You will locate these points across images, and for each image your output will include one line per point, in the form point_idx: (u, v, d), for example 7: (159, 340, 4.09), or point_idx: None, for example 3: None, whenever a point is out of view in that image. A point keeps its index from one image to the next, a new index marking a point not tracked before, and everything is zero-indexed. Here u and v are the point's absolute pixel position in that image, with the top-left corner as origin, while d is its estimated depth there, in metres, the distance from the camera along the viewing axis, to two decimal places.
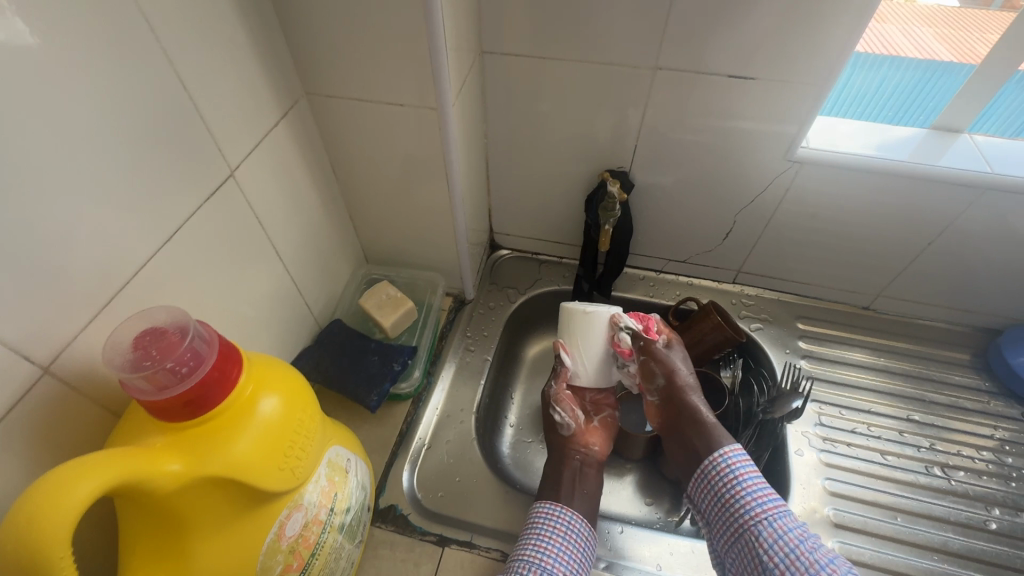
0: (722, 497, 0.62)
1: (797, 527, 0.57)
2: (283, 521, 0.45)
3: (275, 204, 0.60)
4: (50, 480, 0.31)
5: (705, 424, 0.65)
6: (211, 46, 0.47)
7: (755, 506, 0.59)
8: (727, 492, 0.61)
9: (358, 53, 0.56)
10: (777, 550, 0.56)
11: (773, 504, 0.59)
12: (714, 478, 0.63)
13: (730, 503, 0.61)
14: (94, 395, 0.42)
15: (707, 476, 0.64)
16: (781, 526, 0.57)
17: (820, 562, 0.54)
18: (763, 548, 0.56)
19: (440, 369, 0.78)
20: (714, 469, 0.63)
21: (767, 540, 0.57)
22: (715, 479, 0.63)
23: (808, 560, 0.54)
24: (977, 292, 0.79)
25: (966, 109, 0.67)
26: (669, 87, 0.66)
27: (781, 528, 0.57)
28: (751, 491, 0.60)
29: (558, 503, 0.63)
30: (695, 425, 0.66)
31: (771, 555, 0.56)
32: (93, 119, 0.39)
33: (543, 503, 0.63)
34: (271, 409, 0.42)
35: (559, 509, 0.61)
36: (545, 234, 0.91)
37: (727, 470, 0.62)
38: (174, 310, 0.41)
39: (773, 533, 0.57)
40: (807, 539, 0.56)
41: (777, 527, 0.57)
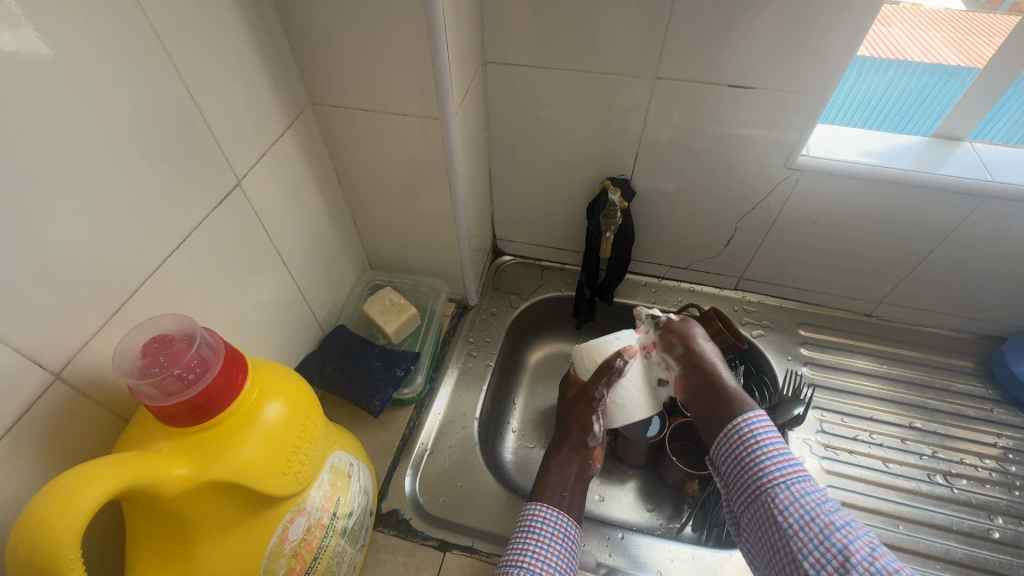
0: (742, 460, 0.61)
1: (814, 491, 0.56)
2: (287, 525, 0.46)
3: (280, 210, 0.61)
4: (60, 484, 0.32)
5: (728, 391, 0.65)
6: (218, 56, 0.48)
7: (779, 468, 0.59)
8: (749, 454, 0.61)
9: (363, 64, 0.57)
10: (791, 512, 0.56)
11: (792, 470, 0.59)
12: (738, 441, 0.62)
13: (749, 466, 0.60)
14: (103, 400, 0.43)
15: (729, 440, 0.63)
16: (797, 489, 0.57)
17: (837, 524, 0.54)
18: (777, 510, 0.57)
19: (443, 375, 0.79)
20: (740, 430, 0.62)
21: (783, 502, 0.57)
22: (738, 443, 0.62)
23: (822, 523, 0.54)
24: (979, 299, 0.78)
25: (967, 116, 0.67)
26: (669, 95, 0.67)
27: (798, 492, 0.57)
28: (771, 456, 0.60)
29: (557, 506, 0.62)
30: (719, 393, 0.65)
31: (785, 516, 0.56)
32: (105, 130, 0.40)
33: (542, 502, 0.62)
34: (275, 414, 0.43)
35: (558, 516, 0.61)
36: (547, 240, 0.91)
37: (750, 433, 0.61)
38: (181, 318, 0.42)
39: (789, 496, 0.57)
40: (818, 504, 0.55)
41: (798, 487, 0.57)
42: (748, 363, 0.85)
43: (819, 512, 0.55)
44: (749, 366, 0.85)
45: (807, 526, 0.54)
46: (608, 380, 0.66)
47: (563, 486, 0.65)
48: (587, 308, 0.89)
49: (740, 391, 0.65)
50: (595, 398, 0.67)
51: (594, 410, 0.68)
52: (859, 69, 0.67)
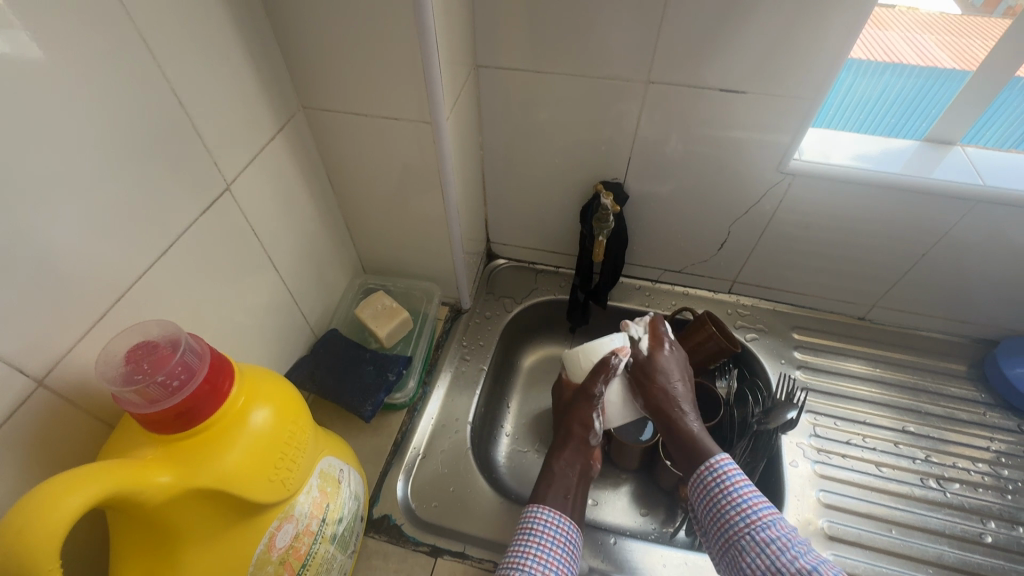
0: (715, 507, 0.59)
1: (781, 537, 0.55)
2: (273, 532, 0.45)
3: (271, 215, 0.61)
4: (40, 492, 0.31)
5: (691, 436, 0.63)
6: (207, 60, 0.48)
7: (749, 514, 0.57)
8: (720, 500, 0.59)
9: (354, 69, 0.57)
10: (760, 563, 0.54)
11: (763, 513, 0.57)
12: (708, 486, 0.60)
13: (721, 511, 0.59)
14: (88, 407, 0.43)
15: (700, 487, 0.61)
16: (765, 538, 0.55)
17: (804, 573, 0.52)
18: (746, 561, 0.55)
19: (436, 379, 0.79)
20: (707, 476, 0.60)
21: (751, 552, 0.55)
22: (709, 489, 0.60)
23: (788, 574, 0.52)
24: (972, 302, 0.79)
25: (959, 120, 0.67)
26: (661, 99, 0.67)
27: (764, 540, 0.55)
28: (741, 501, 0.58)
29: (562, 510, 0.62)
30: (682, 437, 0.64)
31: (754, 567, 0.54)
32: (90, 135, 0.40)
33: (545, 506, 0.62)
34: (262, 420, 0.42)
35: (560, 519, 0.61)
36: (541, 243, 0.91)
37: (721, 478, 0.60)
38: (167, 323, 0.42)
39: (755, 546, 0.55)
40: (791, 547, 0.54)
41: (767, 535, 0.55)
42: (741, 366, 0.85)
43: (787, 560, 0.53)
44: (743, 369, 0.85)
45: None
46: (604, 379, 0.67)
47: (564, 488, 0.65)
48: (581, 311, 0.89)
49: (705, 436, 0.63)
50: (592, 396, 0.68)
51: (595, 406, 0.69)
52: (854, 71, 0.67)
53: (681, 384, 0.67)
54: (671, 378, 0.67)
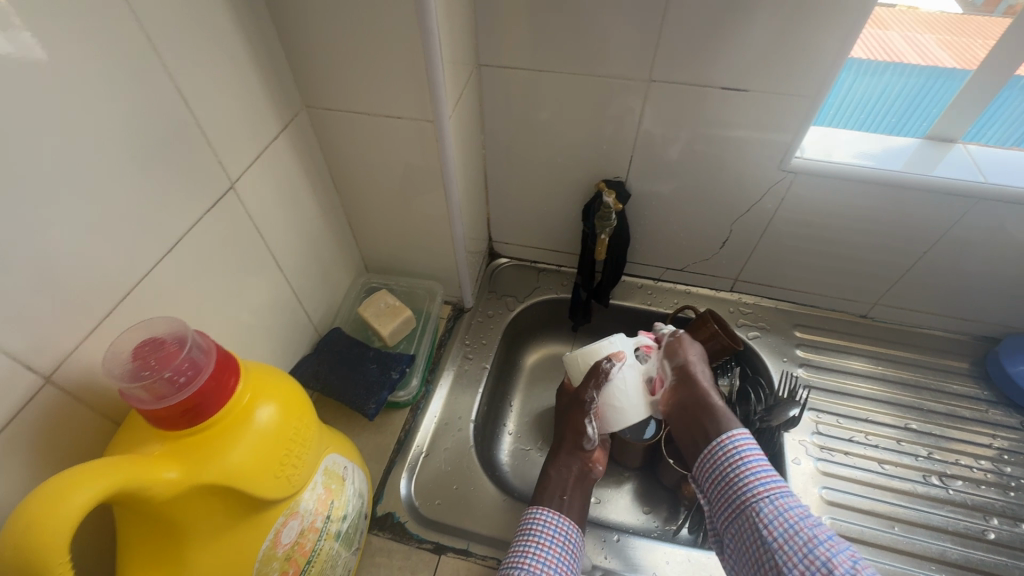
0: (724, 478, 0.62)
1: (797, 506, 0.57)
2: (279, 529, 0.45)
3: (274, 213, 0.61)
4: (49, 487, 0.32)
5: (714, 408, 0.65)
6: (210, 59, 0.49)
7: (758, 486, 0.59)
8: (730, 472, 0.62)
9: (357, 68, 0.58)
10: (777, 525, 0.56)
11: (776, 484, 0.59)
12: (716, 459, 0.63)
13: (730, 482, 0.61)
14: (95, 404, 0.43)
15: (709, 459, 0.64)
16: (782, 504, 0.57)
17: (819, 538, 0.53)
18: (763, 524, 0.57)
19: (439, 377, 0.79)
20: (717, 450, 0.63)
21: (768, 516, 0.57)
22: (717, 461, 0.63)
23: (806, 535, 0.54)
24: (975, 299, 0.79)
25: (960, 118, 0.67)
26: (663, 98, 0.67)
27: (782, 506, 0.57)
28: (754, 471, 0.60)
29: (557, 509, 0.63)
30: (706, 409, 0.66)
31: (771, 529, 0.56)
32: (96, 133, 0.40)
33: (542, 506, 0.63)
34: (268, 417, 0.43)
35: (559, 519, 0.61)
36: (543, 242, 0.91)
37: (730, 452, 0.62)
38: (172, 321, 0.42)
39: (773, 510, 0.57)
40: (808, 515, 0.55)
41: (775, 505, 0.57)
42: (744, 364, 0.85)
43: (794, 529, 0.54)
44: (746, 367, 0.85)
45: (790, 540, 0.54)
46: (597, 384, 0.67)
47: (560, 490, 0.65)
48: (583, 310, 0.89)
49: (727, 411, 0.65)
50: (585, 401, 0.67)
51: (588, 414, 0.67)
52: (854, 71, 0.68)
53: (706, 367, 0.70)
54: (695, 359, 0.70)
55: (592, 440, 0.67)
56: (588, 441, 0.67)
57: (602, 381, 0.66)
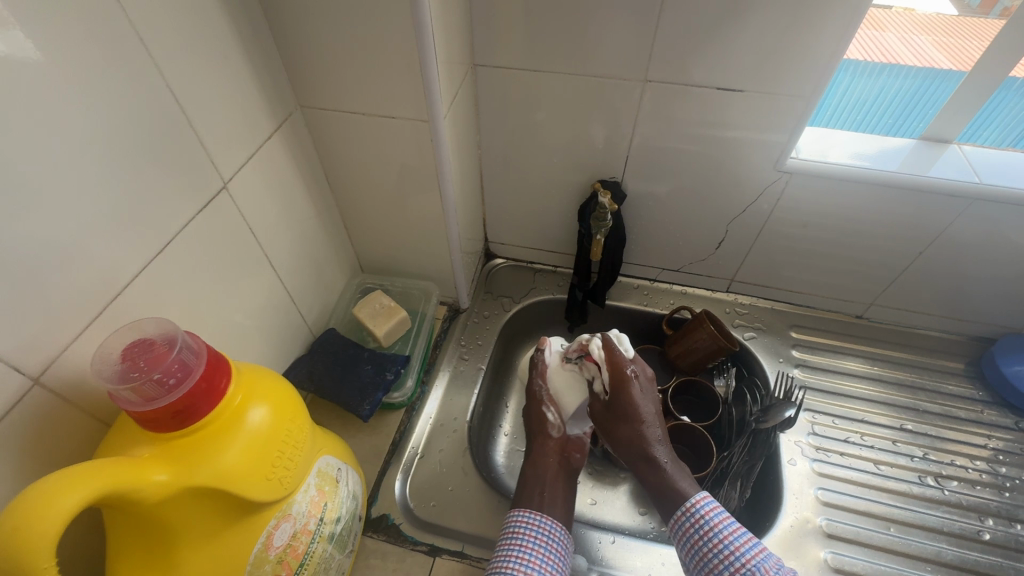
0: (697, 551, 0.58)
1: None
2: (271, 531, 0.45)
3: (268, 214, 0.61)
4: (36, 489, 0.31)
5: (665, 480, 0.63)
6: (204, 59, 0.48)
7: (733, 560, 0.56)
8: (703, 545, 0.58)
9: (351, 68, 0.57)
10: None
11: (741, 561, 0.55)
12: (686, 529, 0.59)
13: (702, 554, 0.58)
14: (84, 405, 0.42)
15: (679, 528, 0.60)
16: None
17: None
18: None
19: (434, 378, 0.79)
20: (686, 521, 0.59)
21: None
22: (688, 531, 0.59)
23: None
24: (970, 300, 0.79)
25: (956, 119, 0.68)
26: (659, 98, 0.67)
27: None
28: (728, 542, 0.57)
29: (539, 509, 0.62)
30: (654, 479, 0.64)
31: None
32: (86, 133, 0.39)
33: (526, 508, 0.62)
34: (259, 419, 0.42)
35: (541, 519, 0.61)
36: (539, 242, 0.91)
37: (700, 521, 0.59)
38: (163, 321, 0.42)
39: None
40: None
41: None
42: (740, 365, 0.85)
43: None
44: (741, 368, 0.85)
45: None
46: (541, 376, 0.73)
47: (542, 483, 0.65)
48: (579, 311, 0.89)
49: (681, 478, 0.63)
50: (534, 392, 0.72)
51: (542, 401, 0.71)
52: (850, 72, 0.67)
53: (660, 429, 0.65)
54: (647, 425, 0.64)
55: (555, 427, 0.70)
56: (550, 427, 0.70)
57: (541, 369, 0.72)
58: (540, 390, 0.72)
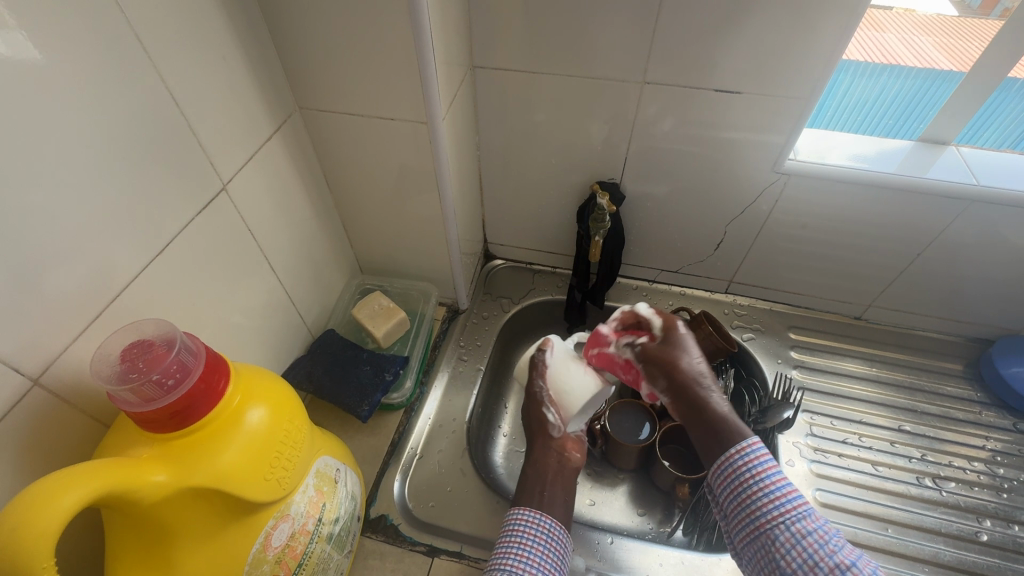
0: (739, 495, 0.58)
1: (818, 530, 0.53)
2: (269, 532, 0.45)
3: (267, 216, 0.61)
4: (35, 490, 0.31)
5: (718, 418, 0.61)
6: (203, 61, 0.48)
7: (774, 509, 0.56)
8: (748, 489, 0.58)
9: (351, 70, 0.58)
10: (795, 556, 0.53)
11: (792, 505, 0.55)
12: (731, 471, 0.59)
13: (743, 500, 0.58)
14: (84, 406, 0.43)
15: (722, 470, 0.60)
16: (799, 530, 0.54)
17: (842, 567, 0.51)
18: (780, 553, 0.54)
19: (433, 379, 0.79)
20: (737, 462, 0.59)
21: (785, 545, 0.54)
22: (731, 475, 0.59)
23: (826, 566, 0.51)
24: (968, 302, 0.79)
25: (953, 121, 0.68)
26: (657, 100, 0.67)
27: (800, 532, 0.54)
28: (770, 491, 0.57)
29: (539, 508, 0.62)
30: (707, 422, 0.62)
31: (789, 560, 0.53)
32: (86, 134, 0.40)
33: (524, 506, 0.62)
34: (258, 419, 0.42)
35: (539, 517, 0.61)
36: (538, 244, 0.92)
37: (747, 465, 0.58)
38: (162, 323, 0.42)
39: (790, 538, 0.54)
40: (828, 540, 0.52)
41: (800, 528, 0.54)
42: (738, 366, 0.84)
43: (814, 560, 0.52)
44: (740, 369, 0.84)
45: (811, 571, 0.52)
46: (542, 376, 0.69)
47: (541, 484, 0.65)
48: (578, 311, 0.89)
49: (733, 417, 0.61)
50: (535, 394, 0.69)
51: (542, 402, 0.69)
52: (850, 73, 0.68)
53: (703, 366, 0.65)
54: (688, 364, 0.65)
55: (556, 427, 0.68)
56: (552, 428, 0.69)
57: (542, 370, 0.69)
58: (541, 392, 0.69)
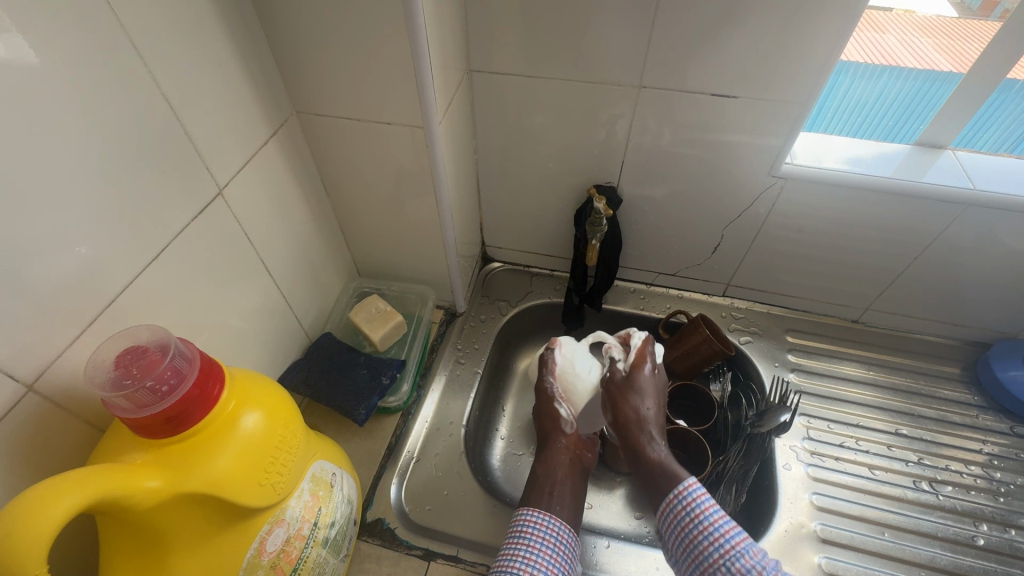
0: (687, 535, 0.57)
1: (756, 566, 0.52)
2: (264, 537, 0.45)
3: (263, 220, 0.61)
4: (29, 497, 0.31)
5: (655, 461, 0.62)
6: (199, 66, 0.49)
7: (723, 543, 0.55)
8: (692, 529, 0.57)
9: (347, 74, 0.58)
10: None
11: (734, 543, 0.55)
12: (677, 512, 0.58)
13: (693, 536, 0.57)
14: (78, 411, 0.43)
15: (670, 512, 0.59)
16: (741, 568, 0.53)
17: None
18: None
19: (430, 382, 0.79)
20: (677, 504, 0.59)
21: None
22: (679, 515, 0.58)
23: None
24: (965, 305, 0.79)
25: (950, 124, 0.68)
26: (653, 103, 0.67)
27: (741, 570, 0.53)
28: (710, 532, 0.56)
29: (548, 509, 0.62)
30: (646, 463, 0.63)
31: None
32: (81, 140, 0.40)
33: (533, 506, 0.63)
34: (253, 425, 0.43)
35: (547, 518, 0.61)
36: (535, 247, 0.92)
37: (691, 505, 0.58)
38: (156, 328, 0.42)
39: None
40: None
41: (742, 564, 0.53)
42: (735, 370, 0.85)
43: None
44: (737, 372, 0.85)
45: None
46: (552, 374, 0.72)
47: (551, 483, 0.65)
48: (576, 314, 0.89)
49: (671, 461, 0.62)
50: (545, 391, 0.72)
51: (554, 399, 0.71)
52: (850, 74, 0.68)
53: (654, 412, 0.66)
54: (643, 405, 0.65)
55: (568, 423, 0.70)
56: (564, 423, 0.70)
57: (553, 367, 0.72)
58: (555, 390, 0.72)
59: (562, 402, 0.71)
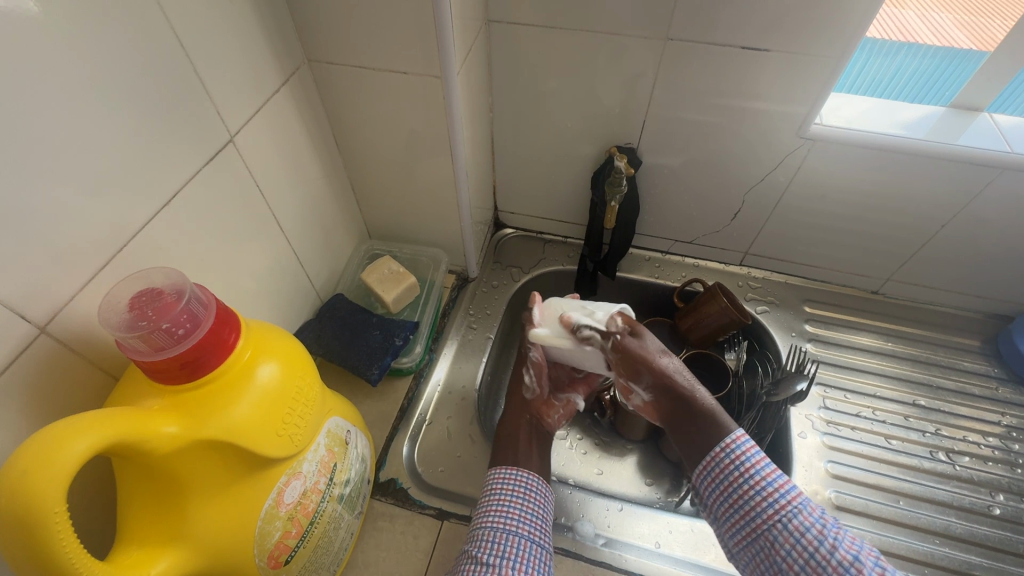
0: (736, 489, 0.55)
1: (814, 524, 0.51)
2: (282, 488, 0.45)
3: (274, 173, 0.59)
4: (40, 439, 0.31)
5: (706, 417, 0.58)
6: (207, 3, 0.46)
7: (777, 497, 0.53)
8: (743, 483, 0.55)
9: (361, 19, 0.55)
10: (803, 547, 0.51)
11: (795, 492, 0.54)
12: (722, 467, 0.56)
13: (741, 493, 0.55)
14: (93, 357, 0.42)
15: (714, 467, 0.57)
16: (798, 526, 0.51)
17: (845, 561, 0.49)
18: (786, 543, 0.52)
19: (442, 347, 0.78)
20: (723, 458, 0.56)
21: (792, 535, 0.51)
22: (726, 470, 0.56)
23: (827, 542, 0.50)
24: (990, 277, 0.77)
25: (990, 86, 0.65)
26: (681, 59, 0.64)
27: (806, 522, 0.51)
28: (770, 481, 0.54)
29: (517, 466, 0.62)
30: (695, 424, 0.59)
31: (791, 556, 0.51)
32: (85, 77, 0.38)
33: (503, 466, 0.62)
34: (269, 375, 0.42)
35: (516, 473, 0.61)
36: (549, 213, 0.89)
37: (739, 459, 0.56)
38: (171, 272, 0.41)
39: (796, 528, 0.51)
40: (827, 535, 0.50)
41: (800, 522, 0.52)
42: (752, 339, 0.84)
43: (826, 552, 0.49)
44: (754, 342, 0.84)
45: (819, 557, 0.50)
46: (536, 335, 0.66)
47: (519, 444, 0.64)
48: (590, 281, 0.88)
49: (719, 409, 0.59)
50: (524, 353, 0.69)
51: (524, 364, 0.69)
52: (868, 51, 0.67)
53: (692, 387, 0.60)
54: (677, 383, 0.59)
55: (530, 390, 0.68)
56: (527, 390, 0.69)
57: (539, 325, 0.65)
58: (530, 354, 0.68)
59: (529, 369, 0.68)
